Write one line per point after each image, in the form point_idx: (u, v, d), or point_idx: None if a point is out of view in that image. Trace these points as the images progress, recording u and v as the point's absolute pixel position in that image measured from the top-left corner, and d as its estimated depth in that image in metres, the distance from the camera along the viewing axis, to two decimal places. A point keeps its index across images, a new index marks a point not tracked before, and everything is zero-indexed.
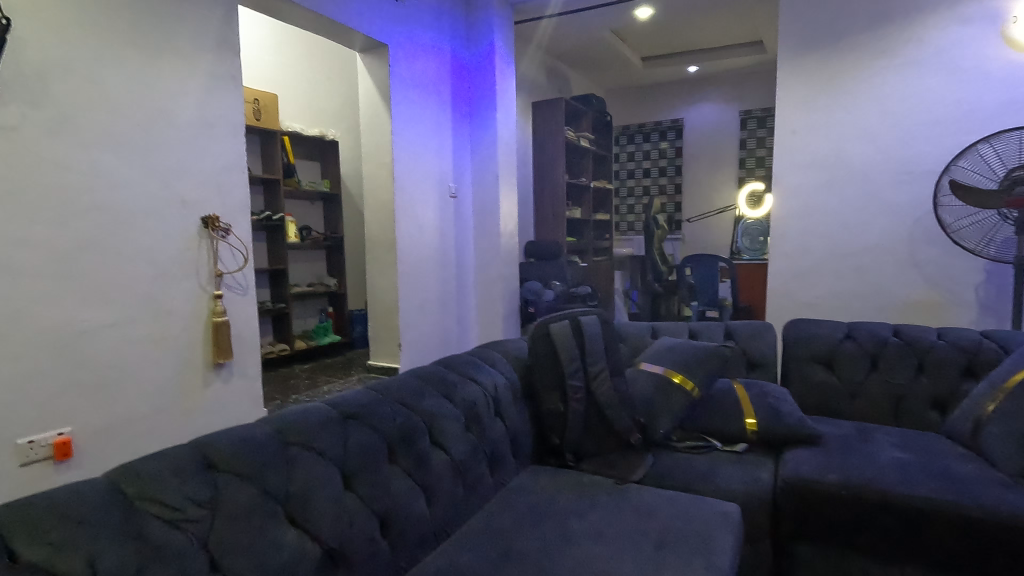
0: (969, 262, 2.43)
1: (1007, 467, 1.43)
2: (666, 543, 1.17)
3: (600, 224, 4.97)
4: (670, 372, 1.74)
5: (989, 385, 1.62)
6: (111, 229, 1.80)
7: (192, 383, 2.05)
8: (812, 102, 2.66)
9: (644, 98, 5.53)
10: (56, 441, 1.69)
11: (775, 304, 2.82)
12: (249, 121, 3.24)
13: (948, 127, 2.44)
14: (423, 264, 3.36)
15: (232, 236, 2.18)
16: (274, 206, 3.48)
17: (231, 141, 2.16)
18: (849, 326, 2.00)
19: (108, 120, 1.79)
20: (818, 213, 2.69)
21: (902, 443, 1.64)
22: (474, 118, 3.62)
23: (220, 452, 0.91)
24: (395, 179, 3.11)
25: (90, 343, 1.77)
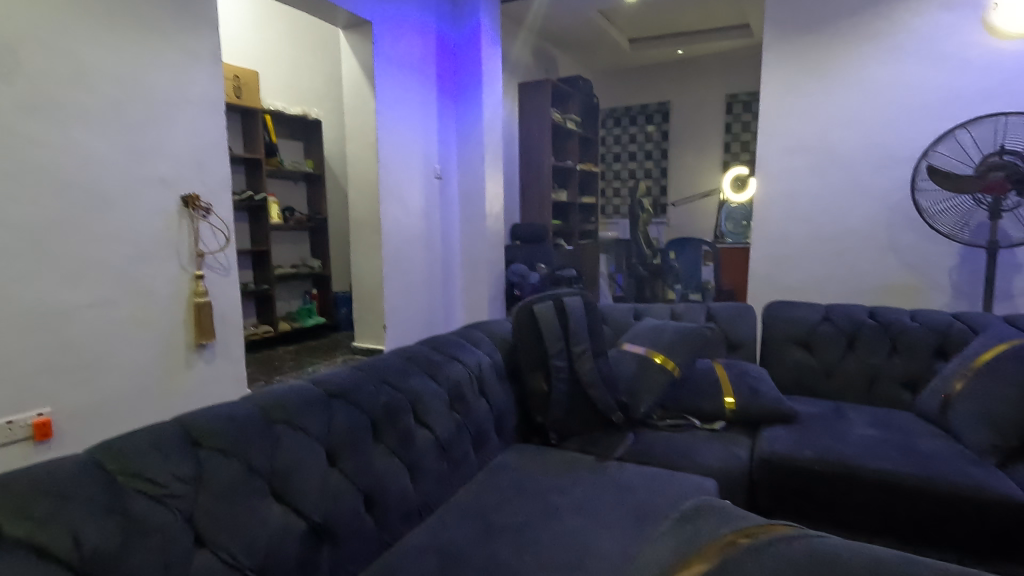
0: (944, 247, 2.49)
1: (972, 443, 1.49)
2: (645, 517, 1.20)
3: (586, 207, 4.99)
4: (652, 352, 1.77)
5: (958, 365, 1.68)
6: (88, 207, 1.77)
7: (173, 363, 2.03)
8: (796, 87, 2.68)
9: (631, 80, 5.52)
10: (36, 421, 1.67)
11: (756, 287, 2.87)
12: (230, 99, 3.17)
13: (928, 114, 2.48)
14: (408, 246, 3.34)
15: (213, 216, 2.15)
16: (256, 186, 3.43)
17: (211, 119, 2.12)
18: (827, 308, 2.05)
19: (82, 95, 1.74)
20: (799, 198, 2.73)
21: (874, 421, 1.69)
22: (460, 98, 3.58)
23: (203, 430, 0.92)
24: (379, 160, 3.08)
25: (69, 323, 1.74)
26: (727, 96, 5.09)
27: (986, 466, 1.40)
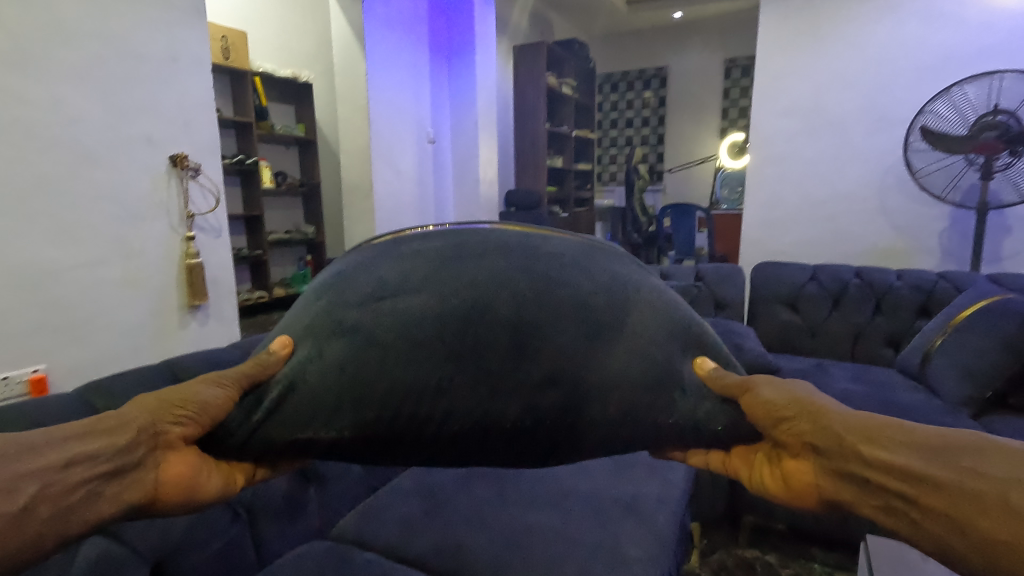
0: (934, 210, 2.49)
1: (949, 396, 1.52)
2: (624, 463, 1.24)
3: (582, 174, 4.95)
4: None
5: (939, 322, 1.71)
6: (75, 164, 1.75)
7: (167, 323, 2.06)
8: (793, 47, 2.64)
9: (630, 44, 5.41)
10: (32, 378, 1.69)
11: (747, 251, 2.88)
12: (218, 60, 3.11)
13: (925, 74, 2.44)
14: (400, 211, 3.34)
15: (202, 176, 2.15)
16: (248, 150, 3.40)
17: (196, 76, 2.09)
18: (814, 269, 2.06)
19: (64, 48, 1.71)
20: (793, 160, 2.72)
21: (855, 376, 1.73)
22: (452, 60, 3.52)
23: (189, 372, 0.94)
24: (370, 123, 3.04)
25: (61, 282, 1.75)
26: (726, 60, 5.01)
27: (959, 416, 1.44)
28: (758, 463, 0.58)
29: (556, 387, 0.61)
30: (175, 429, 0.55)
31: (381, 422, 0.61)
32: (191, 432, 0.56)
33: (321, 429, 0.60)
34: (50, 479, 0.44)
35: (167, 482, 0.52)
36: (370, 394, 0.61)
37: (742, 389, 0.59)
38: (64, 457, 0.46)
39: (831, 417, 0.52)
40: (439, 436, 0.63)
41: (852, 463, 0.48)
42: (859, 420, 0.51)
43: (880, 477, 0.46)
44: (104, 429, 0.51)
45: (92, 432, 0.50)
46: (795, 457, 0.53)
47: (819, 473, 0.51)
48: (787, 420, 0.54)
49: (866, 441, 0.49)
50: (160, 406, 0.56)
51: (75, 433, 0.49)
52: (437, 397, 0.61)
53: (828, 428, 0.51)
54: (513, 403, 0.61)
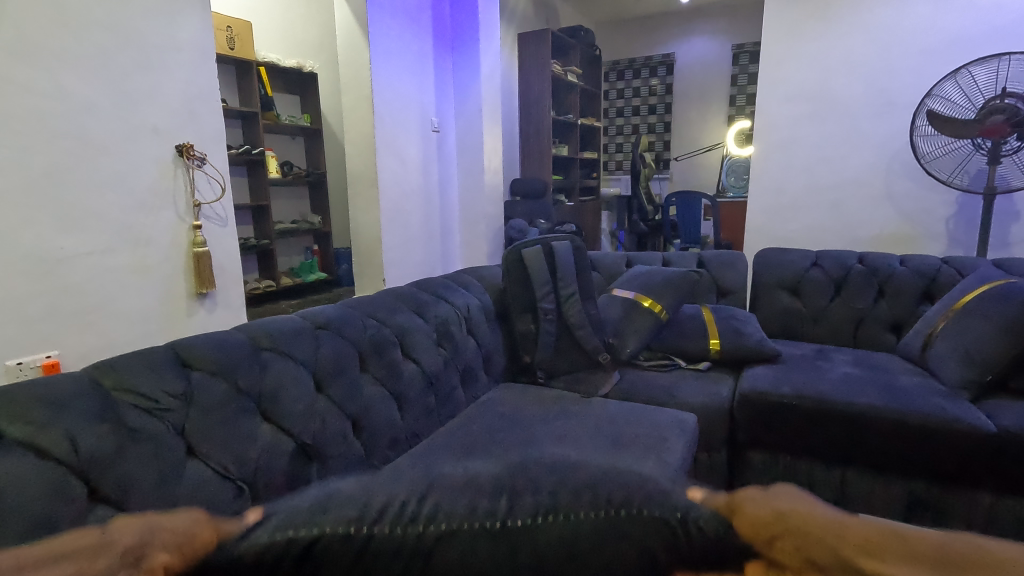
0: (941, 195, 2.46)
1: (948, 379, 1.52)
2: (621, 444, 1.25)
3: (588, 162, 4.94)
4: (641, 297, 1.81)
5: (941, 307, 1.70)
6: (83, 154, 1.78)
7: (176, 310, 2.10)
8: (798, 31, 2.61)
9: (636, 31, 5.37)
10: (45, 363, 1.73)
11: (752, 238, 2.87)
12: (223, 50, 3.13)
13: (933, 58, 2.41)
14: (405, 200, 3.35)
15: (208, 166, 2.18)
16: (253, 140, 3.42)
17: (201, 66, 2.12)
18: (817, 255, 2.05)
19: (69, 40, 1.73)
20: (798, 146, 2.69)
21: (855, 361, 1.73)
22: (456, 49, 3.51)
23: (194, 353, 0.96)
24: (375, 112, 3.05)
25: (72, 270, 1.79)
26: (733, 47, 4.96)
27: (958, 400, 1.44)
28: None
29: (631, 488, 0.37)
30: (161, 557, 0.34)
31: (360, 536, 0.35)
32: (182, 558, 0.34)
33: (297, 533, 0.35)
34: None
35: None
36: (352, 500, 0.38)
37: (723, 502, 0.35)
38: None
39: (820, 519, 0.32)
40: (469, 564, 0.33)
41: None
42: (861, 527, 0.31)
43: None
44: (81, 550, 0.34)
45: (77, 553, 0.34)
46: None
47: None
48: (784, 539, 0.32)
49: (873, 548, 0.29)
50: (158, 523, 0.37)
51: (56, 554, 0.35)
52: (438, 496, 0.37)
53: (826, 537, 0.31)
54: (563, 496, 0.36)
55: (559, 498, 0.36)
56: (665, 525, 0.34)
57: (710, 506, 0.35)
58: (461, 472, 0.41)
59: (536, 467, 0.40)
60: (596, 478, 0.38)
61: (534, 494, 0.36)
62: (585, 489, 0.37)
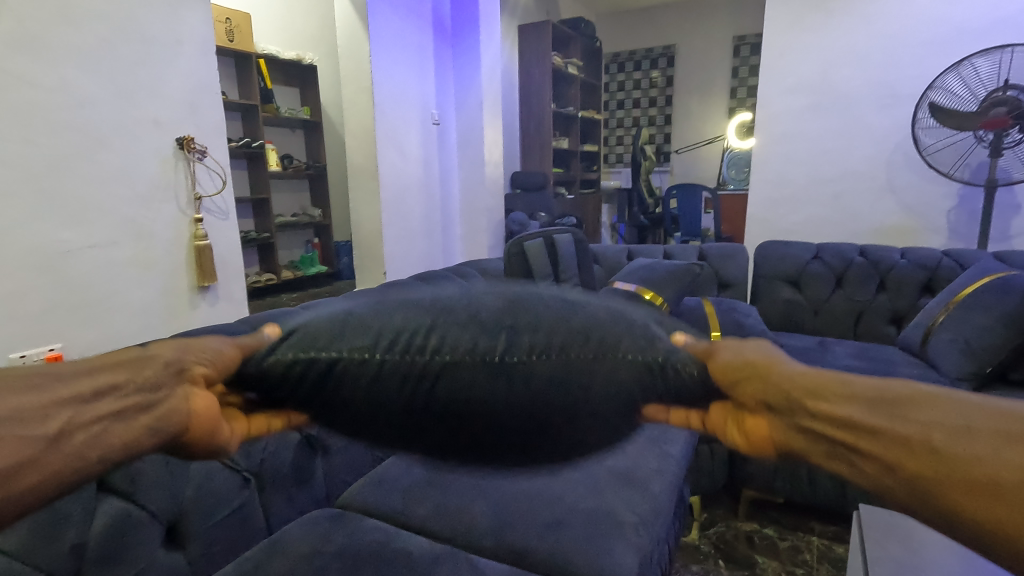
0: (943, 187, 2.46)
1: (949, 371, 1.53)
2: None
3: (588, 155, 4.93)
4: (641, 289, 1.72)
5: (942, 299, 1.71)
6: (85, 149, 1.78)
7: (179, 303, 2.11)
8: (801, 23, 2.60)
9: (637, 22, 5.33)
10: (49, 356, 1.74)
11: (752, 230, 2.87)
12: (222, 43, 3.11)
13: (936, 49, 2.40)
14: (406, 193, 3.35)
15: (209, 158, 2.17)
16: (254, 132, 3.41)
17: (201, 59, 2.11)
18: (817, 247, 2.06)
19: (71, 32, 1.72)
20: (800, 139, 2.69)
21: (856, 353, 1.74)
22: (456, 41, 3.50)
23: None
24: (375, 105, 3.04)
25: (75, 263, 1.79)
26: (734, 38, 4.93)
27: None
28: (717, 424, 0.43)
29: (603, 326, 0.42)
30: (199, 369, 0.44)
31: (375, 361, 0.41)
32: (215, 370, 0.44)
33: (311, 355, 0.42)
34: (67, 416, 0.37)
35: (193, 420, 0.42)
36: (363, 328, 0.43)
37: (702, 349, 0.43)
38: (84, 389, 0.39)
39: (779, 373, 0.42)
40: (464, 392, 0.41)
41: (801, 417, 0.39)
42: (813, 376, 0.41)
43: (835, 434, 0.37)
44: (127, 363, 0.43)
45: (117, 365, 0.43)
46: (751, 415, 0.41)
47: (777, 431, 0.40)
48: (744, 381, 0.42)
49: (814, 397, 0.39)
50: (182, 345, 0.46)
51: (102, 364, 0.43)
52: (443, 329, 0.42)
53: (780, 384, 0.40)
54: (556, 337, 0.41)
55: (553, 340, 0.41)
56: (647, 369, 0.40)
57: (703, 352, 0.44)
58: (452, 300, 0.45)
59: (523, 305, 0.44)
60: (589, 325, 0.42)
61: (525, 335, 0.41)
62: (580, 333, 0.41)
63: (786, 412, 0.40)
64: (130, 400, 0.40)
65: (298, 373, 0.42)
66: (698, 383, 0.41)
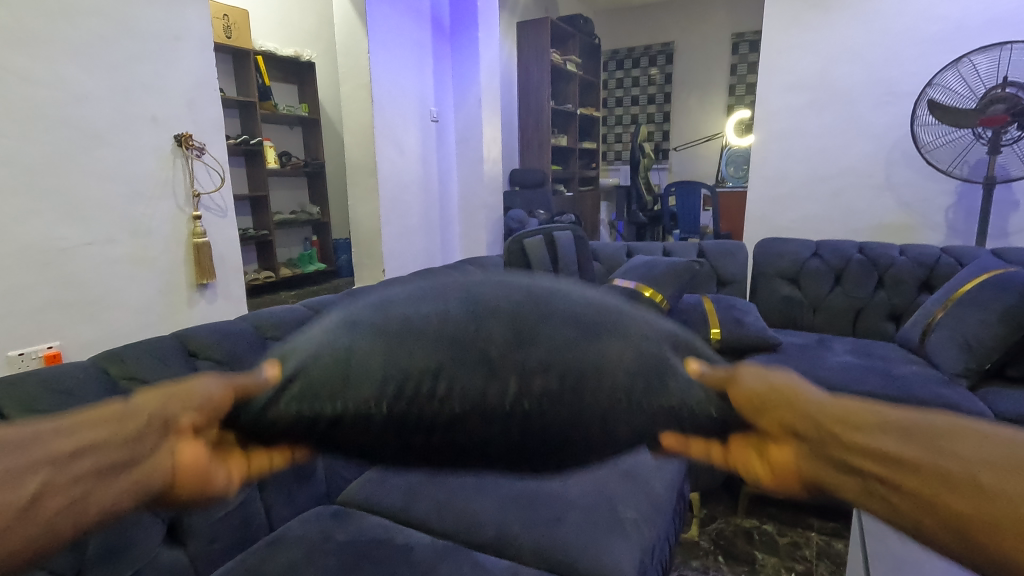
0: (941, 185, 2.47)
1: (947, 367, 1.54)
2: None
3: (587, 153, 4.93)
4: (642, 287, 1.77)
5: (940, 296, 1.71)
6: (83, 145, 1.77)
7: (178, 301, 2.10)
8: (800, 20, 2.60)
9: (636, 19, 5.32)
10: (47, 353, 1.74)
11: (751, 228, 2.87)
12: (220, 40, 3.10)
13: (935, 46, 2.40)
14: (404, 190, 3.34)
15: (207, 155, 2.17)
16: (252, 130, 3.40)
17: (199, 55, 2.10)
18: (816, 245, 2.06)
19: (67, 28, 1.71)
20: (799, 136, 2.69)
21: (855, 350, 1.75)
22: (455, 38, 3.49)
23: (199, 343, 0.97)
24: (374, 102, 3.03)
25: (72, 260, 1.78)
26: (733, 35, 4.93)
27: (955, 387, 1.46)
28: (737, 460, 0.31)
29: (705, 366, 0.35)
30: (189, 417, 0.31)
31: (380, 415, 0.35)
32: (213, 415, 0.32)
33: (317, 411, 0.35)
34: (35, 493, 0.24)
35: (192, 476, 0.29)
36: (366, 372, 0.35)
37: (721, 378, 0.33)
38: (52, 452, 0.26)
39: (810, 402, 0.29)
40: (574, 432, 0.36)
41: (836, 452, 0.26)
42: (849, 404, 0.28)
43: (879, 476, 0.24)
44: (106, 417, 0.28)
45: (100, 420, 0.28)
46: (774, 444, 0.29)
47: (812, 465, 0.27)
48: (775, 410, 0.29)
49: (854, 427, 0.26)
50: (164, 392, 0.31)
51: (70, 422, 0.28)
52: (463, 379, 0.34)
53: (811, 411, 0.28)
54: (665, 382, 0.34)
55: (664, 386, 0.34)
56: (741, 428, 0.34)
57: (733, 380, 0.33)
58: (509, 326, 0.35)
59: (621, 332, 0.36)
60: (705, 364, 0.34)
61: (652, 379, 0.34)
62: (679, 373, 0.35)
63: (828, 440, 0.27)
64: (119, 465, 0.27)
65: (300, 427, 0.35)
66: (719, 420, 0.32)
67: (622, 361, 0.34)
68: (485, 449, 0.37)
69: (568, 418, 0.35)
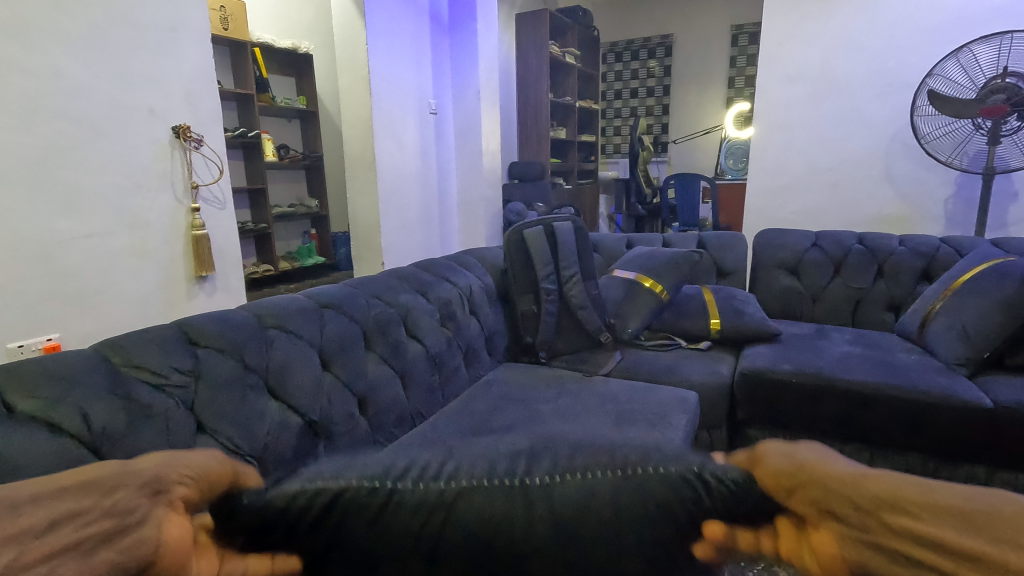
0: (940, 176, 2.47)
1: (946, 356, 1.54)
2: (625, 420, 1.29)
3: (585, 146, 4.92)
4: (641, 278, 1.81)
5: (939, 286, 1.71)
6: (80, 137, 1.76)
7: (177, 293, 2.10)
8: (800, 10, 2.59)
9: (635, 11, 5.30)
10: (46, 345, 1.73)
11: (750, 219, 2.87)
12: (217, 31, 3.08)
13: (935, 37, 2.40)
14: (403, 183, 3.33)
15: (205, 147, 2.16)
16: (249, 123, 3.39)
17: (196, 46, 2.09)
18: (816, 236, 2.06)
19: (63, 18, 1.70)
20: (798, 128, 2.69)
21: (855, 340, 1.75)
22: (454, 30, 3.47)
23: (200, 332, 0.97)
24: (372, 94, 3.02)
25: (71, 252, 1.78)
26: (732, 27, 4.92)
27: (955, 377, 1.46)
28: (786, 546, 0.29)
29: (641, 454, 0.34)
30: (180, 491, 0.34)
31: (383, 491, 0.32)
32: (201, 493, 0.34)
33: (293, 492, 0.32)
34: (12, 555, 0.29)
35: (162, 555, 0.32)
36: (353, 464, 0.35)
37: (742, 455, 0.32)
38: (26, 526, 0.30)
39: (830, 475, 0.28)
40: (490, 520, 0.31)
41: (884, 534, 0.26)
42: (880, 471, 0.27)
43: (904, 548, 0.25)
44: (88, 485, 0.33)
45: (83, 485, 0.33)
46: (815, 530, 0.28)
47: (851, 549, 0.26)
48: (801, 486, 0.29)
49: (892, 509, 0.25)
50: (167, 459, 0.36)
51: (57, 486, 0.33)
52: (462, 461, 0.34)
53: (843, 482, 0.28)
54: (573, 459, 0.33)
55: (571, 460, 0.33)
56: (679, 483, 0.31)
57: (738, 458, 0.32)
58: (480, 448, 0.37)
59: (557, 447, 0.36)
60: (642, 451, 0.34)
61: (547, 461, 0.33)
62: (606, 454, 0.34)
63: (855, 526, 0.27)
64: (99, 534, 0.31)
65: (278, 517, 0.33)
66: (740, 497, 0.30)
67: (615, 445, 0.35)
68: (521, 544, 0.32)
69: (580, 498, 0.32)
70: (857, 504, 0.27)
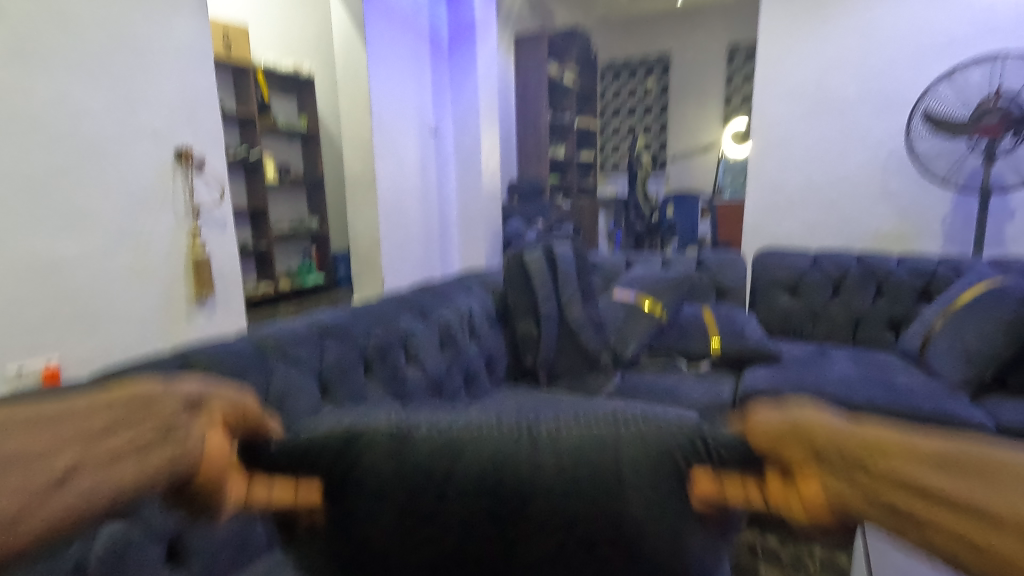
0: (938, 193, 2.48)
1: (949, 377, 1.54)
2: None
3: (584, 163, 4.96)
4: (640, 298, 1.79)
5: (939, 305, 1.71)
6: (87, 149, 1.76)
7: (177, 314, 2.10)
8: (794, 31, 2.63)
9: (632, 31, 5.38)
10: (44, 369, 1.73)
11: (749, 238, 2.88)
12: (220, 54, 3.13)
13: (928, 56, 2.43)
14: (403, 202, 3.35)
15: (207, 170, 2.18)
16: (251, 143, 3.42)
17: (199, 69, 2.12)
18: (814, 255, 2.07)
19: (68, 43, 1.72)
20: (795, 147, 2.71)
21: (856, 360, 1.74)
22: (454, 51, 3.52)
23: (199, 360, 0.96)
24: (373, 115, 3.05)
25: (72, 273, 1.78)
26: (728, 47, 4.99)
27: (958, 398, 1.46)
28: (771, 489, 0.35)
29: (631, 418, 0.43)
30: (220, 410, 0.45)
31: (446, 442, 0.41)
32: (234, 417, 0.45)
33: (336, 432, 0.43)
34: (65, 468, 0.34)
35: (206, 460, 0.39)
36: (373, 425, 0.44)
37: (739, 420, 0.39)
38: (94, 425, 0.38)
39: (825, 433, 0.35)
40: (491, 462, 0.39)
41: (857, 474, 0.32)
42: (868, 429, 0.34)
43: (887, 492, 0.31)
44: (133, 406, 0.41)
45: (127, 404, 0.41)
46: (802, 479, 0.34)
47: (836, 487, 0.33)
48: (790, 439, 0.36)
49: (881, 455, 0.32)
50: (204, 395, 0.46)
51: (111, 402, 0.41)
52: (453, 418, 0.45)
53: (830, 435, 0.35)
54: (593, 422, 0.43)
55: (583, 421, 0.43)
56: (682, 437, 0.39)
57: (727, 428, 0.39)
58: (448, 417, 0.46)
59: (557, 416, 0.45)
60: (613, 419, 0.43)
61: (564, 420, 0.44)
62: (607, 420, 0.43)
63: (842, 470, 0.33)
64: (148, 433, 0.39)
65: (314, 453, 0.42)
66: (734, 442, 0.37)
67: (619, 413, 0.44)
68: (525, 482, 0.39)
69: (559, 462, 0.39)
70: (842, 452, 0.34)
